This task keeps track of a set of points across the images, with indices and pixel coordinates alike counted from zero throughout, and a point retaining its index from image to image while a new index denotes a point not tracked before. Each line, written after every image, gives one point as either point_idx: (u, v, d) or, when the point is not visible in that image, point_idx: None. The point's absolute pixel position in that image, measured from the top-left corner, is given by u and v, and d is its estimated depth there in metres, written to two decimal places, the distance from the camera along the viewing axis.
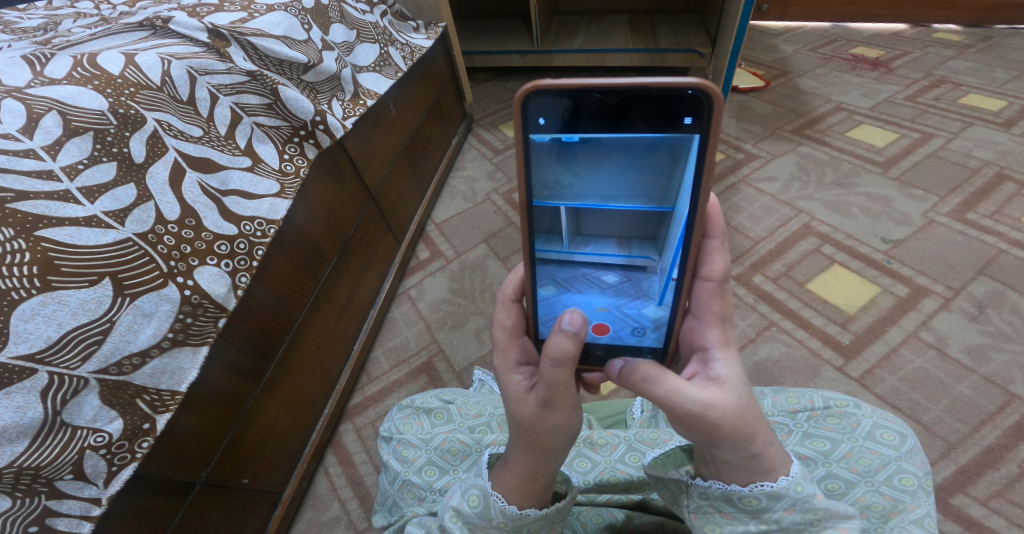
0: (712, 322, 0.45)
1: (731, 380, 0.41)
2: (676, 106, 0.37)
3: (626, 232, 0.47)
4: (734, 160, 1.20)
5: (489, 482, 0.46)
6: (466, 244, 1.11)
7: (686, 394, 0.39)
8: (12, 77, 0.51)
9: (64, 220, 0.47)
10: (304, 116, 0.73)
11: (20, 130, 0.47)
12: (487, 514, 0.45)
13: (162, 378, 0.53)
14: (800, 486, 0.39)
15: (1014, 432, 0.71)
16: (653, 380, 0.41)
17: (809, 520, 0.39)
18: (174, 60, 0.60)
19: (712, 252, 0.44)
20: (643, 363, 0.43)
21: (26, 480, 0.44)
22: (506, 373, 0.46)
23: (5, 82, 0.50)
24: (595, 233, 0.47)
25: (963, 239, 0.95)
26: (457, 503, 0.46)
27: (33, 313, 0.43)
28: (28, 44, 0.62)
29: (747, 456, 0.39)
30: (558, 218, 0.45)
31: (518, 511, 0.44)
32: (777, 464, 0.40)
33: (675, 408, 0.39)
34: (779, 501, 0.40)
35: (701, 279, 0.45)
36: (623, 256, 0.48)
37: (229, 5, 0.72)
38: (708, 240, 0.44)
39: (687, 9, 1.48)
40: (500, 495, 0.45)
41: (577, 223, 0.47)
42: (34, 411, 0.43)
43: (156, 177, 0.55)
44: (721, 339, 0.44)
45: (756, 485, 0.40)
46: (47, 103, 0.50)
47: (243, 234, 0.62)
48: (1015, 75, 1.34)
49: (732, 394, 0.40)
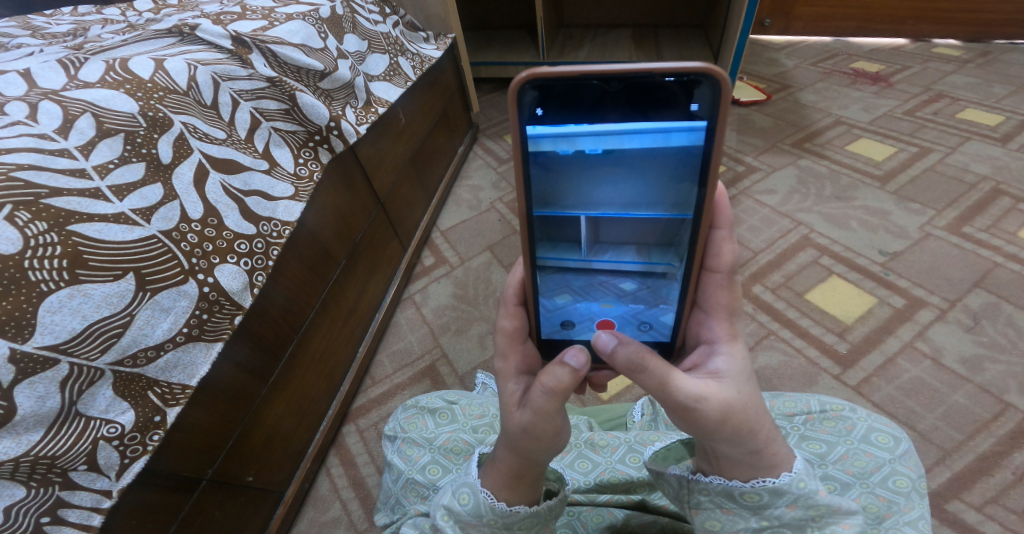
0: (720, 315, 0.47)
1: (731, 374, 0.43)
2: (681, 92, 0.38)
3: (647, 240, 0.46)
4: (735, 173, 1.22)
5: (478, 480, 0.47)
6: (470, 251, 1.13)
7: (680, 387, 0.40)
8: (47, 80, 0.54)
9: (94, 217, 0.48)
10: (319, 122, 0.75)
11: (56, 131, 0.50)
12: (478, 511, 0.46)
13: (175, 372, 0.54)
14: (803, 482, 0.41)
15: (1009, 440, 0.72)
16: (649, 372, 0.41)
17: (811, 515, 0.41)
18: (200, 66, 0.63)
19: (720, 243, 0.45)
20: (642, 349, 0.41)
21: (42, 469, 0.45)
22: (503, 379, 0.48)
23: (41, 84, 0.53)
24: (613, 241, 0.47)
25: (959, 252, 0.96)
26: (448, 501, 0.48)
27: (60, 305, 0.45)
28: (60, 48, 0.65)
29: (749, 451, 0.41)
30: (576, 228, 0.46)
31: (508, 508, 0.45)
32: (780, 461, 0.41)
33: (668, 399, 0.41)
34: (781, 497, 0.41)
35: (708, 271, 0.47)
36: (640, 263, 0.48)
37: (251, 14, 0.75)
38: (715, 231, 0.45)
39: (691, 24, 1.51)
40: (489, 492, 0.46)
41: (596, 232, 0.46)
42: (53, 399, 0.45)
43: (181, 177, 0.57)
44: (728, 333, 0.47)
45: (758, 481, 0.41)
46: (82, 105, 0.52)
47: (262, 234, 0.64)
48: (1013, 91, 1.37)
49: (731, 388, 0.42)
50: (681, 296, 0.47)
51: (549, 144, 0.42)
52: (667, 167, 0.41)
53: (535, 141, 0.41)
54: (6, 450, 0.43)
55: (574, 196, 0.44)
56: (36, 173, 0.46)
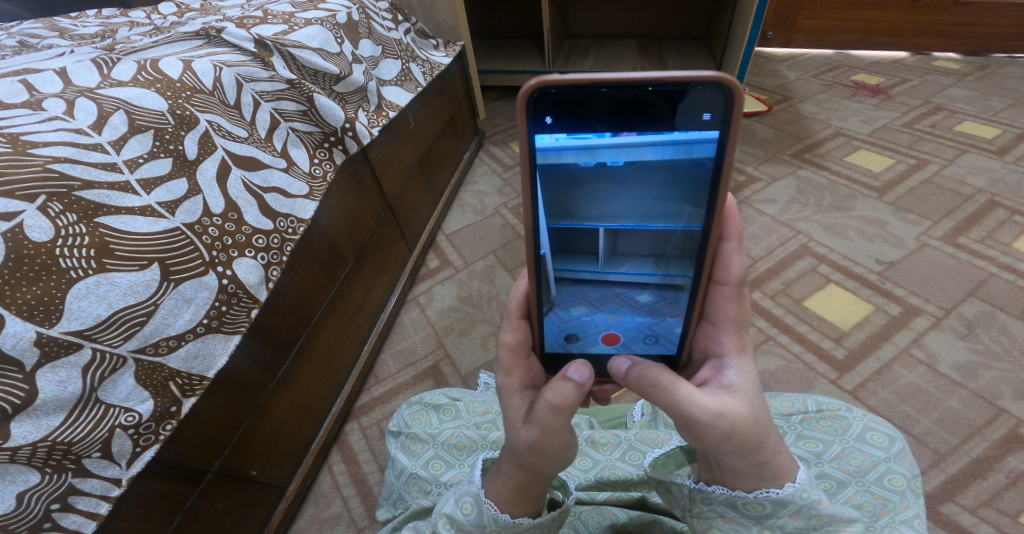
0: (729, 328, 0.48)
1: (743, 388, 0.44)
2: (694, 100, 0.40)
3: (662, 252, 0.48)
4: (736, 182, 1.25)
5: (481, 490, 0.48)
6: (475, 254, 1.15)
7: (694, 402, 0.41)
8: (82, 79, 0.57)
9: (122, 209, 0.51)
10: (334, 123, 0.78)
11: (91, 126, 0.52)
12: (479, 522, 0.47)
13: (194, 363, 0.55)
14: (806, 492, 0.42)
15: (1002, 444, 0.74)
16: (658, 388, 0.42)
17: (814, 525, 0.42)
18: (225, 67, 0.66)
19: (729, 254, 0.47)
20: (652, 366, 0.43)
21: (58, 455, 0.46)
22: (507, 395, 0.48)
23: (77, 82, 0.56)
24: (630, 253, 0.49)
25: (954, 261, 0.98)
26: (450, 510, 0.49)
27: (87, 292, 0.47)
28: (91, 50, 0.69)
29: (757, 462, 0.42)
30: (593, 238, 0.48)
31: (510, 519, 0.46)
32: (784, 471, 0.42)
33: (682, 415, 0.42)
34: (785, 507, 0.42)
35: (718, 284, 0.48)
36: (658, 275, 0.49)
37: (272, 18, 0.79)
38: (724, 242, 0.47)
39: (693, 35, 1.55)
40: (493, 504, 0.47)
41: (613, 243, 0.49)
42: (74, 385, 0.46)
43: (205, 172, 0.59)
44: (737, 346, 0.48)
45: (761, 492, 0.43)
46: (115, 103, 0.55)
47: (278, 229, 0.66)
48: (1011, 104, 1.40)
49: (743, 402, 0.43)
50: (688, 308, 0.49)
51: (571, 157, 0.44)
52: (678, 173, 0.43)
53: (543, 146, 0.43)
54: (24, 434, 0.44)
55: (587, 202, 0.46)
56: (71, 165, 0.49)
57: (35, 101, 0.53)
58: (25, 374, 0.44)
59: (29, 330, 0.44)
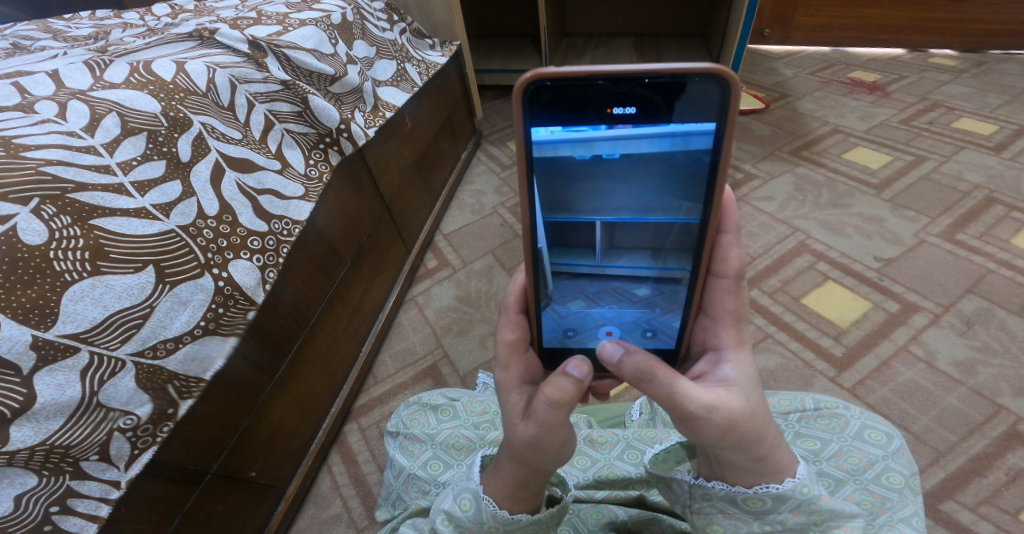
0: (727, 321, 0.48)
1: (739, 382, 0.44)
2: (692, 92, 0.39)
3: (660, 246, 0.48)
4: (734, 180, 1.24)
5: (479, 486, 0.48)
6: (473, 254, 1.15)
7: (689, 395, 0.41)
8: (74, 81, 0.57)
9: (116, 211, 0.51)
10: (329, 124, 0.78)
11: (83, 128, 0.52)
12: (478, 519, 0.47)
13: (193, 366, 0.55)
14: (806, 488, 0.42)
15: (1002, 441, 0.74)
16: (656, 381, 0.41)
17: (814, 520, 0.42)
18: (218, 69, 0.66)
19: (727, 247, 0.47)
20: (649, 359, 0.42)
21: (56, 458, 0.46)
22: (506, 391, 0.48)
23: (69, 84, 0.56)
24: (628, 247, 0.49)
25: (952, 258, 0.98)
26: (448, 506, 0.49)
27: (82, 295, 0.47)
28: (85, 52, 0.69)
29: (754, 458, 0.42)
30: (591, 232, 0.48)
31: (509, 515, 0.46)
32: (784, 467, 0.42)
33: (677, 408, 0.42)
34: (785, 503, 0.42)
35: (715, 276, 0.48)
36: (656, 268, 0.49)
37: (266, 19, 0.79)
38: (722, 234, 0.47)
39: (689, 33, 1.55)
40: (492, 500, 0.46)
41: (611, 237, 0.49)
42: (73, 388, 0.46)
43: (199, 175, 0.59)
44: (734, 339, 0.47)
45: (760, 487, 0.42)
46: (108, 105, 0.55)
47: (273, 232, 0.65)
48: (1008, 101, 1.40)
49: (740, 397, 0.43)
50: (687, 301, 0.49)
51: (569, 151, 0.43)
52: (676, 166, 0.43)
53: (540, 140, 0.43)
54: (23, 438, 0.44)
55: (584, 196, 0.46)
56: (64, 168, 0.49)
57: (27, 104, 0.52)
58: (22, 378, 0.43)
59: (25, 334, 0.43)
